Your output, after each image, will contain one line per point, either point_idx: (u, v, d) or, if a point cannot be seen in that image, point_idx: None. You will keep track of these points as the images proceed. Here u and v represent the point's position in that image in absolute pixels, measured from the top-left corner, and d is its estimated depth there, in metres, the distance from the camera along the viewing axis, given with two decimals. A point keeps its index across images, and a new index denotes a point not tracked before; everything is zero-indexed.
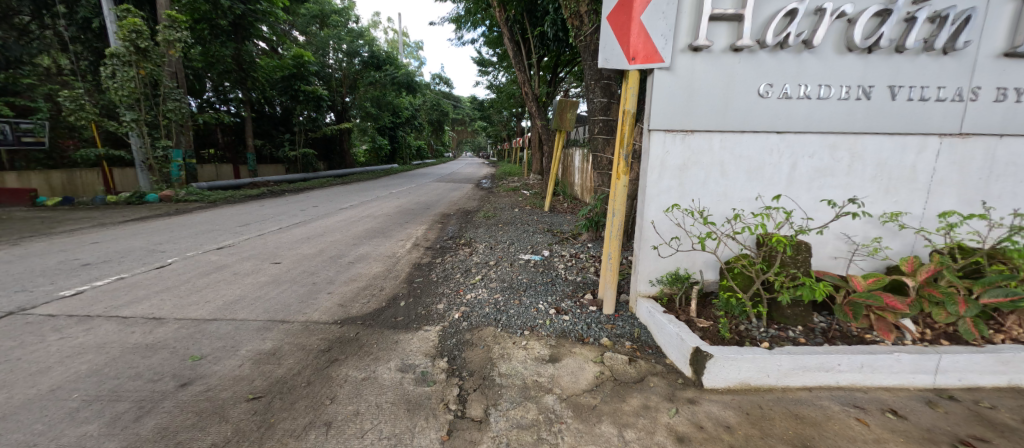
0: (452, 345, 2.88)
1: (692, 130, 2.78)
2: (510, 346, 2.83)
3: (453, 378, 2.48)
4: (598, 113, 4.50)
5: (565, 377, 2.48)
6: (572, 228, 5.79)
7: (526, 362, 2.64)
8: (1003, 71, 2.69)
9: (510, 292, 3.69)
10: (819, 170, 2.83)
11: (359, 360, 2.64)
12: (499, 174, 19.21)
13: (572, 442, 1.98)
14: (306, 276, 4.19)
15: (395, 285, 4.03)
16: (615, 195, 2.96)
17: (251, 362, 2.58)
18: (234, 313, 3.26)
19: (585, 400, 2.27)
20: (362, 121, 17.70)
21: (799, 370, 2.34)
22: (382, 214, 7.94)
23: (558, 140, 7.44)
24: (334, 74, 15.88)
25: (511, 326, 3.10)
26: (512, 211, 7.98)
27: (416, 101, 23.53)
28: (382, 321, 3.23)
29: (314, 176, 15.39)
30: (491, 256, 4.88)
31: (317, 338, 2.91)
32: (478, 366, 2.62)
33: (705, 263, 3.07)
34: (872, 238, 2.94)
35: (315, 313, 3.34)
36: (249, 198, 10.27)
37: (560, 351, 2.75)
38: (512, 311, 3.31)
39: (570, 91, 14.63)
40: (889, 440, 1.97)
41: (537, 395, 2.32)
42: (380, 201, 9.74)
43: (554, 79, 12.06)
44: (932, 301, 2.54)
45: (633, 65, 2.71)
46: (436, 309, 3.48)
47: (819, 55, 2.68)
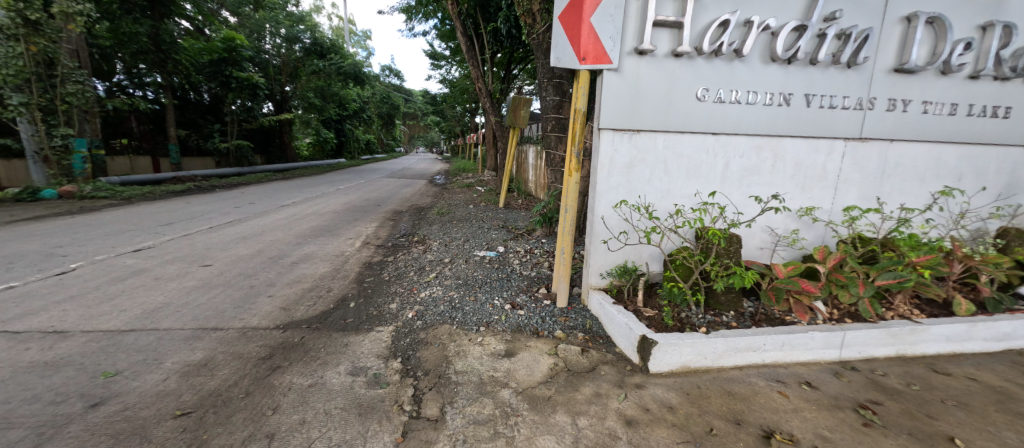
0: (406, 345, 2.88)
1: (639, 130, 2.95)
2: (466, 343, 2.88)
3: (408, 378, 2.49)
4: (550, 111, 4.58)
5: (521, 370, 2.57)
6: (527, 225, 5.91)
7: (482, 358, 2.69)
8: (895, 84, 3.09)
9: (466, 289, 3.73)
10: (748, 168, 3.11)
11: (305, 366, 2.58)
12: (452, 171, 19.03)
13: (528, 433, 2.07)
14: (243, 279, 3.99)
15: (343, 286, 3.94)
16: (568, 192, 3.10)
17: (177, 375, 2.44)
18: (156, 323, 3.05)
19: (540, 392, 2.37)
20: (304, 112, 17.18)
21: (732, 351, 2.58)
22: (328, 211, 7.67)
23: (512, 137, 7.40)
24: (272, 60, 15.00)
25: (467, 323, 3.15)
26: (466, 207, 7.99)
27: (364, 92, 22.79)
28: (330, 324, 3.16)
29: (252, 171, 14.50)
30: (446, 253, 4.89)
31: (256, 345, 2.80)
32: (434, 365, 2.64)
33: (651, 255, 3.29)
34: (792, 230, 3.27)
35: (253, 318, 3.20)
36: (170, 194, 9.51)
37: (516, 346, 2.84)
38: (468, 308, 3.35)
39: (523, 88, 14.89)
40: (805, 409, 2.25)
41: (493, 390, 2.39)
42: (325, 198, 9.37)
43: (507, 76, 12.22)
44: (839, 284, 2.84)
45: (583, 65, 2.83)
46: (388, 309, 3.45)
47: (748, 64, 2.95)
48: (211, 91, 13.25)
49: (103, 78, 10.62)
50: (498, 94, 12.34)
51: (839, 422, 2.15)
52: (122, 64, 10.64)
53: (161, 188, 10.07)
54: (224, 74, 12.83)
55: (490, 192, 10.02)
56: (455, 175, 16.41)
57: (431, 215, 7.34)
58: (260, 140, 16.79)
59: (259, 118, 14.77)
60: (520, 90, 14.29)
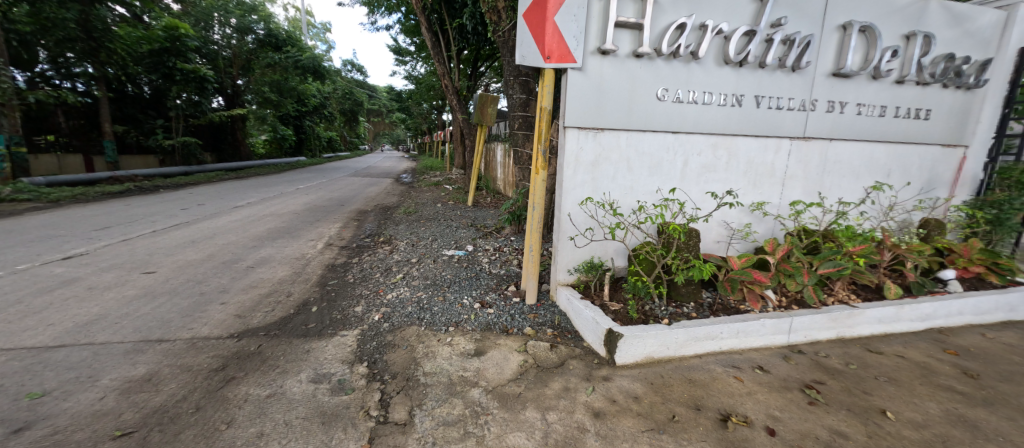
0: (372, 349, 2.85)
1: (603, 128, 3.03)
2: (435, 344, 2.87)
3: (375, 382, 2.47)
4: (517, 109, 4.62)
5: (490, 369, 2.60)
6: (495, 224, 5.94)
7: (451, 358, 2.70)
8: (835, 87, 3.33)
9: (434, 289, 3.72)
10: (705, 166, 3.27)
11: (263, 376, 2.50)
12: (419, 169, 18.79)
13: (498, 431, 2.10)
14: (192, 286, 3.81)
15: (304, 290, 3.83)
16: (535, 190, 3.15)
17: (116, 393, 2.31)
18: (92, 337, 2.87)
19: (510, 389, 2.41)
20: (260, 107, 16.22)
21: (692, 341, 2.71)
22: (287, 212, 7.40)
23: (479, 135, 7.40)
24: (222, 51, 14.17)
25: (435, 323, 3.14)
26: (433, 206, 7.92)
27: (324, 87, 22.05)
28: (290, 331, 3.07)
29: (201, 169, 13.65)
30: (413, 253, 4.84)
31: (207, 357, 2.69)
32: (401, 367, 2.62)
33: (616, 251, 3.39)
34: (745, 224, 3.46)
35: (203, 327, 3.07)
36: (106, 196, 8.88)
37: (485, 345, 2.87)
38: (436, 309, 3.35)
39: (490, 86, 14.91)
40: (758, 391, 2.40)
41: (463, 390, 2.40)
42: (284, 198, 9.03)
43: (474, 73, 12.18)
44: (786, 273, 3.04)
45: (549, 63, 2.87)
46: (353, 312, 3.39)
47: (704, 66, 3.09)
48: (152, 84, 12.31)
49: (22, 67, 9.69)
50: (465, 91, 12.28)
51: (788, 402, 2.31)
52: (46, 51, 9.59)
53: (93, 189, 9.31)
54: (166, 65, 11.83)
55: (458, 191, 9.97)
56: (423, 174, 16.22)
57: (398, 215, 7.23)
58: (209, 136, 15.75)
59: (209, 114, 13.71)
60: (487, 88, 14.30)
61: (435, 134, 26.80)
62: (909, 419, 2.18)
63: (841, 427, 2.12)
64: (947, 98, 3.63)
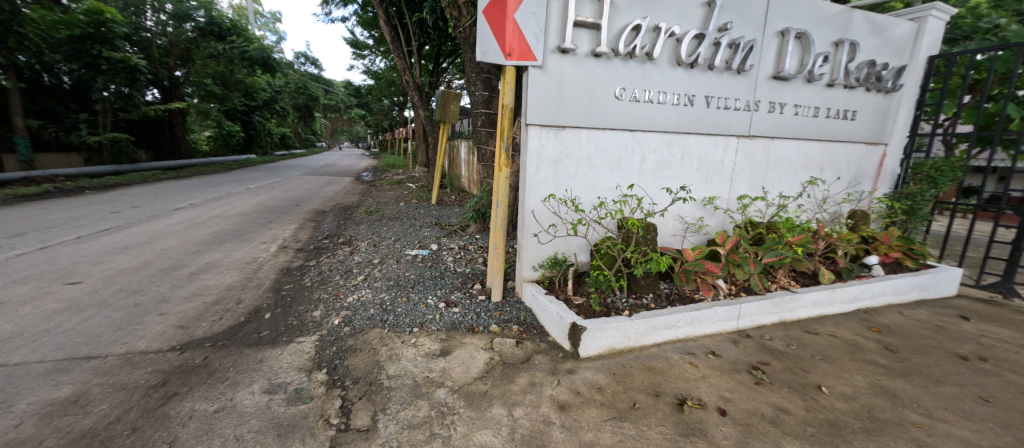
0: (332, 354, 2.78)
1: (563, 125, 3.11)
2: (399, 346, 2.85)
3: (335, 389, 2.42)
4: (480, 106, 4.62)
5: (456, 368, 2.61)
6: (460, 222, 5.92)
7: (416, 359, 2.69)
8: (776, 89, 3.57)
9: (398, 290, 3.68)
10: (661, 163, 3.42)
11: (209, 389, 2.40)
12: (381, 166, 18.35)
13: (464, 430, 2.12)
14: (125, 297, 3.56)
15: (256, 296, 3.68)
16: (498, 187, 3.18)
17: (37, 417, 2.14)
18: (7, 357, 2.64)
19: (476, 387, 2.43)
20: (201, 102, 15.53)
21: (651, 331, 2.84)
22: (236, 213, 7.03)
23: (443, 132, 7.32)
24: (155, 40, 12.91)
25: (399, 325, 3.12)
26: (397, 205, 7.78)
27: (275, 80, 20.97)
28: (240, 340, 2.95)
29: (134, 168, 12.47)
30: (375, 253, 4.74)
31: (144, 373, 2.53)
32: (364, 372, 2.58)
33: (579, 246, 3.49)
34: (698, 217, 3.66)
35: (139, 341, 2.89)
36: (21, 198, 8.06)
37: (451, 344, 2.87)
38: (400, 310, 3.32)
39: (453, 82, 14.78)
40: (711, 375, 2.55)
41: (429, 391, 2.40)
42: (232, 199, 8.56)
43: (436, 69, 12.02)
44: (735, 263, 3.24)
45: (510, 61, 2.89)
46: (311, 317, 3.29)
47: (658, 67, 3.23)
48: (72, 73, 10.87)
49: None
50: (427, 87, 12.07)
51: (738, 384, 2.47)
52: None
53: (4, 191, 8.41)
54: (90, 53, 10.43)
55: (422, 189, 9.83)
56: (385, 171, 15.86)
57: (358, 215, 7.05)
58: (142, 132, 14.41)
59: (142, 108, 12.29)
60: (449, 84, 14.16)
61: (397, 130, 26.23)
62: (841, 392, 2.39)
63: (782, 403, 2.30)
64: (871, 100, 3.98)
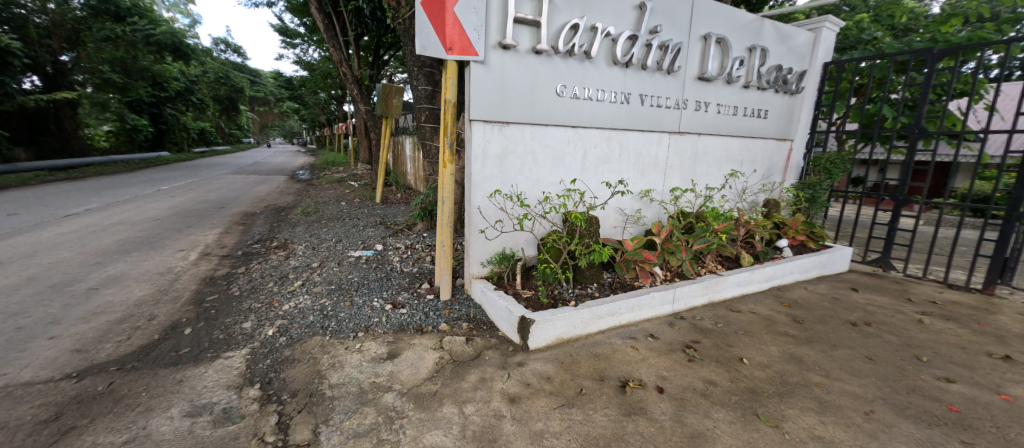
0: (266, 368, 2.64)
1: (507, 122, 3.16)
2: (342, 353, 2.77)
3: (270, 405, 2.31)
4: (423, 101, 4.55)
5: (405, 370, 2.59)
6: (406, 220, 5.81)
7: (361, 365, 2.63)
8: (701, 89, 3.87)
9: (339, 295, 3.56)
10: (601, 158, 3.58)
11: (116, 419, 2.18)
12: (321, 164, 17.47)
13: (414, 433, 2.10)
14: (4, 321, 3.12)
15: (173, 312, 3.38)
16: (444, 184, 3.18)
17: None
18: None
19: (426, 388, 2.43)
20: (96, 92, 13.26)
21: (595, 319, 2.98)
22: (147, 219, 6.36)
23: (386, 128, 7.11)
24: (35, 20, 11.17)
25: (342, 331, 3.03)
26: (338, 205, 7.46)
27: (190, 69, 19.10)
28: (153, 360, 2.71)
29: (9, 169, 10.69)
30: (314, 256, 4.53)
31: (31, 407, 2.25)
32: (303, 384, 2.48)
33: (526, 241, 3.59)
34: (637, 209, 3.88)
35: (23, 372, 2.55)
36: None
37: (398, 346, 2.84)
38: (342, 315, 3.23)
39: (395, 76, 14.40)
40: (650, 357, 2.73)
41: (375, 397, 2.36)
42: (142, 202, 7.73)
43: (377, 62, 11.63)
44: (669, 250, 3.48)
45: (451, 55, 2.85)
46: (240, 330, 3.09)
47: (596, 66, 3.38)
48: None
49: None
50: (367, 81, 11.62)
51: (673, 362, 2.67)
52: None
53: None
54: None
55: (365, 187, 9.51)
56: (324, 169, 15.11)
57: (294, 216, 6.68)
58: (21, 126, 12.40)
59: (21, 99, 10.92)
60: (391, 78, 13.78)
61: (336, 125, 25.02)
62: (758, 362, 2.67)
63: (711, 377, 2.52)
64: (780, 101, 4.44)
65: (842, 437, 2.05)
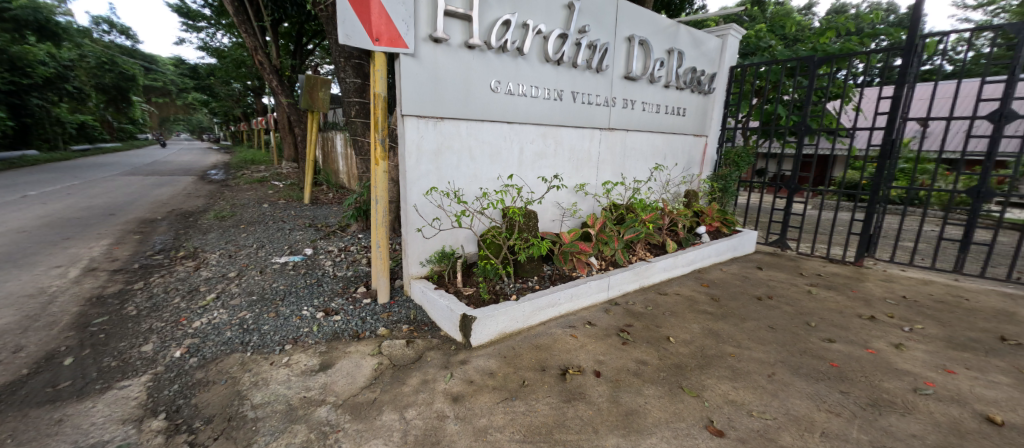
0: (172, 395, 2.33)
1: (442, 117, 3.11)
2: (267, 369, 2.55)
3: (180, 435, 2.04)
4: (352, 95, 4.31)
5: (340, 381, 2.45)
6: (339, 222, 5.49)
7: (290, 380, 2.44)
8: (627, 87, 4.13)
9: (262, 306, 3.27)
10: (537, 153, 3.68)
11: None
12: (237, 161, 15.87)
13: (352, 445, 1.99)
14: None
15: (48, 340, 2.87)
16: (376, 182, 3.05)
17: None
18: None
19: (363, 397, 2.32)
20: None
21: (536, 311, 3.07)
22: (9, 230, 5.33)
23: (313, 122, 6.56)
24: None
25: (266, 345, 2.79)
26: (258, 207, 6.83)
27: (59, 51, 16.23)
28: (22, 400, 2.27)
29: None
30: (230, 265, 4.10)
31: None
32: (220, 408, 2.23)
33: (466, 238, 3.58)
34: (573, 203, 4.05)
35: None
36: None
37: (332, 356, 2.68)
38: (266, 328, 2.97)
39: (320, 63, 13.38)
40: (588, 343, 2.87)
41: (308, 412, 2.20)
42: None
43: (299, 50, 10.71)
44: (603, 241, 3.68)
45: (378, 46, 2.72)
46: (140, 354, 2.71)
47: (529, 62, 3.46)
48: None
49: None
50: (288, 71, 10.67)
51: (609, 347, 2.84)
52: None
53: None
54: None
55: (290, 187, 8.81)
56: (240, 167, 13.76)
57: (206, 220, 6.00)
58: None
59: None
60: (316, 66, 12.81)
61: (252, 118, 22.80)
62: (682, 339, 2.93)
63: (643, 357, 2.72)
64: (695, 100, 4.88)
65: (751, 399, 2.32)
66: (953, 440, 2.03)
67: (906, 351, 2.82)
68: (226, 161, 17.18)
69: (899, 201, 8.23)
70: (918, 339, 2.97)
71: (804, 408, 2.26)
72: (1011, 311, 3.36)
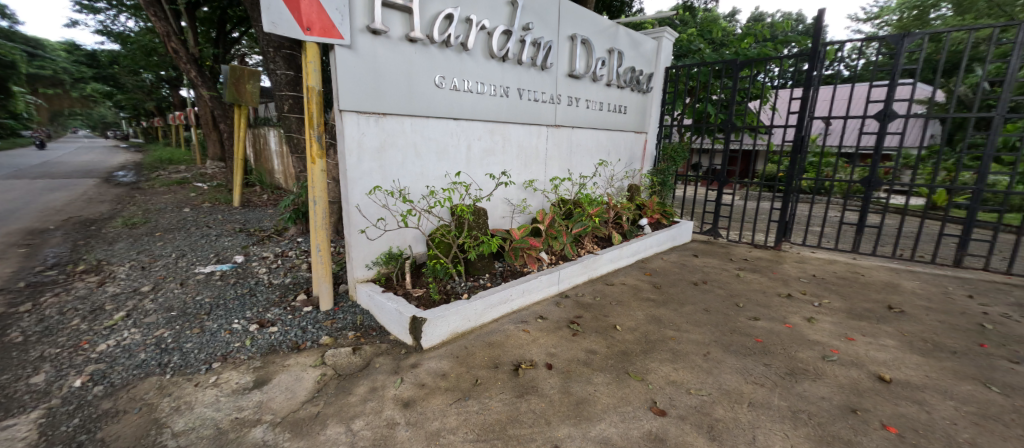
0: (70, 431, 2.01)
1: (384, 113, 3.00)
2: (192, 391, 2.30)
3: None
4: (284, 88, 4.01)
5: (278, 397, 2.28)
6: (274, 225, 5.11)
7: (219, 401, 2.22)
8: (571, 85, 4.25)
9: (184, 322, 2.95)
10: (485, 150, 3.68)
11: None
12: (149, 161, 14.21)
13: None
14: None
15: None
16: (314, 182, 2.87)
17: None
18: None
19: (305, 412, 2.17)
20: None
21: (489, 308, 3.07)
22: None
23: (240, 117, 6.01)
24: None
25: (190, 365, 2.51)
26: (178, 211, 6.16)
27: None
28: None
29: None
30: (144, 278, 3.65)
31: None
32: (133, 439, 1.97)
33: (414, 238, 3.49)
34: (522, 199, 4.10)
35: None
36: None
37: (269, 371, 2.49)
38: (190, 346, 2.68)
39: (246, 52, 12.31)
40: (540, 337, 2.92)
41: (243, 433, 2.02)
42: None
43: (220, 38, 9.80)
44: (552, 236, 3.76)
45: (310, 36, 2.53)
46: (28, 386, 2.32)
47: (474, 58, 3.44)
48: None
49: None
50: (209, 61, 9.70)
51: (560, 339, 2.91)
52: None
53: None
54: None
55: (215, 189, 8.05)
56: (154, 167, 12.34)
57: (113, 228, 5.31)
58: None
59: None
60: (241, 56, 11.76)
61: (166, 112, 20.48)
62: (628, 327, 3.08)
63: (592, 346, 2.82)
64: (635, 98, 5.14)
65: (689, 378, 2.50)
66: (853, 398, 2.33)
67: (816, 324, 3.19)
68: (136, 161, 15.33)
69: (808, 191, 9.27)
70: (825, 312, 3.38)
71: (735, 382, 2.48)
72: (895, 283, 3.93)
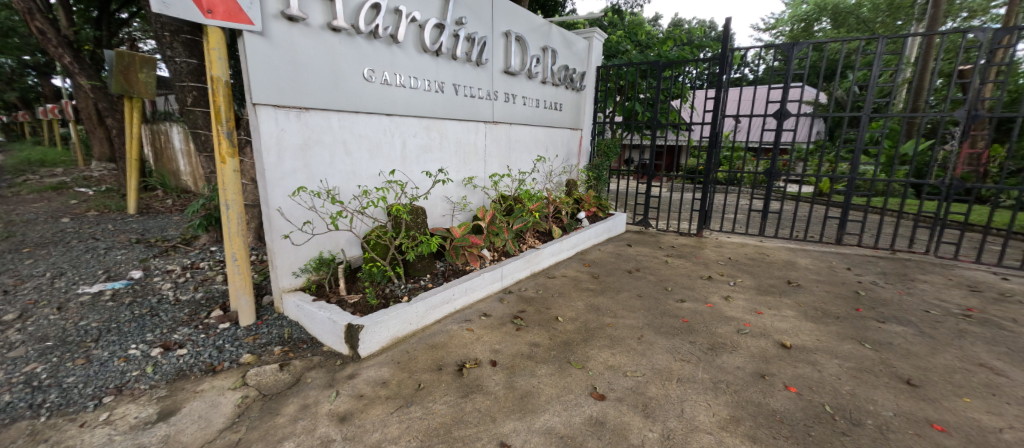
0: None
1: (306, 107, 2.77)
2: (77, 432, 1.94)
3: None
4: (186, 77, 3.55)
5: (190, 428, 2.01)
6: (182, 234, 4.53)
7: (115, 440, 1.90)
8: (507, 81, 4.27)
9: (65, 352, 2.49)
10: (421, 147, 3.57)
11: None
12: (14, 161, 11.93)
13: None
14: None
15: None
16: (225, 184, 2.57)
17: None
18: None
19: (224, 441, 1.94)
20: None
21: (431, 309, 2.99)
22: None
23: (132, 112, 5.17)
24: None
25: (75, 401, 2.13)
26: (55, 220, 5.23)
27: None
28: None
29: None
30: (7, 302, 3.04)
31: None
32: None
33: (347, 241, 3.29)
34: (462, 197, 4.05)
35: None
36: None
37: (178, 400, 2.19)
38: (74, 379, 2.27)
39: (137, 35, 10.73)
40: (484, 335, 2.90)
41: None
42: None
43: (101, 17, 8.45)
44: (494, 232, 3.76)
45: (212, 21, 2.25)
46: None
47: (405, 51, 3.31)
48: None
49: None
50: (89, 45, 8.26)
51: (504, 335, 2.92)
52: None
53: None
54: None
55: (104, 194, 6.95)
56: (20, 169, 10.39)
57: None
58: None
59: None
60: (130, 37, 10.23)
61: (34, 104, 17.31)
62: (569, 318, 3.18)
63: (535, 340, 2.87)
64: (570, 95, 5.32)
65: (625, 362, 2.64)
66: (762, 365, 2.62)
67: (731, 301, 3.55)
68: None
69: (722, 181, 10.32)
70: (739, 290, 3.77)
71: (665, 361, 2.66)
72: (793, 261, 4.49)
